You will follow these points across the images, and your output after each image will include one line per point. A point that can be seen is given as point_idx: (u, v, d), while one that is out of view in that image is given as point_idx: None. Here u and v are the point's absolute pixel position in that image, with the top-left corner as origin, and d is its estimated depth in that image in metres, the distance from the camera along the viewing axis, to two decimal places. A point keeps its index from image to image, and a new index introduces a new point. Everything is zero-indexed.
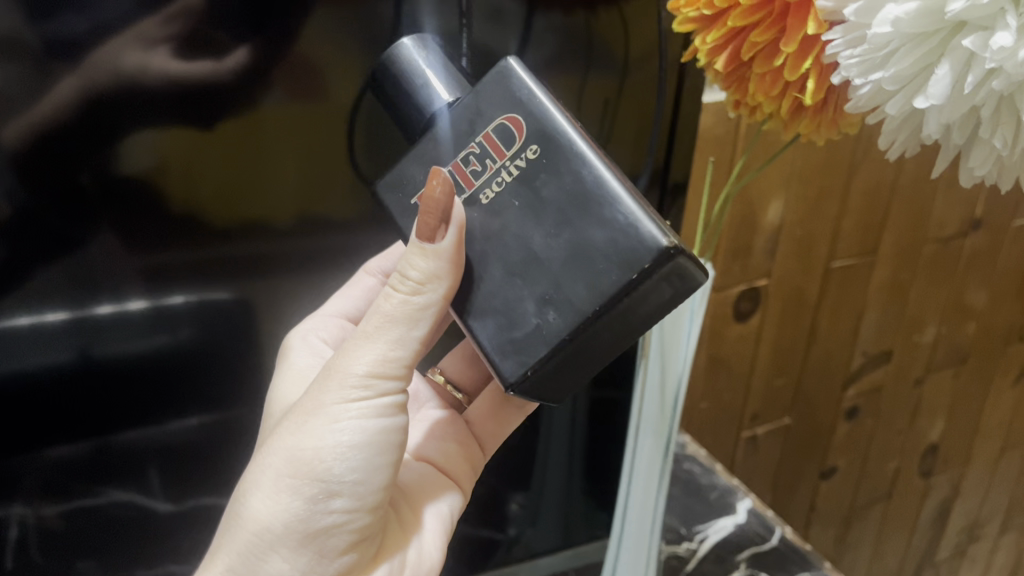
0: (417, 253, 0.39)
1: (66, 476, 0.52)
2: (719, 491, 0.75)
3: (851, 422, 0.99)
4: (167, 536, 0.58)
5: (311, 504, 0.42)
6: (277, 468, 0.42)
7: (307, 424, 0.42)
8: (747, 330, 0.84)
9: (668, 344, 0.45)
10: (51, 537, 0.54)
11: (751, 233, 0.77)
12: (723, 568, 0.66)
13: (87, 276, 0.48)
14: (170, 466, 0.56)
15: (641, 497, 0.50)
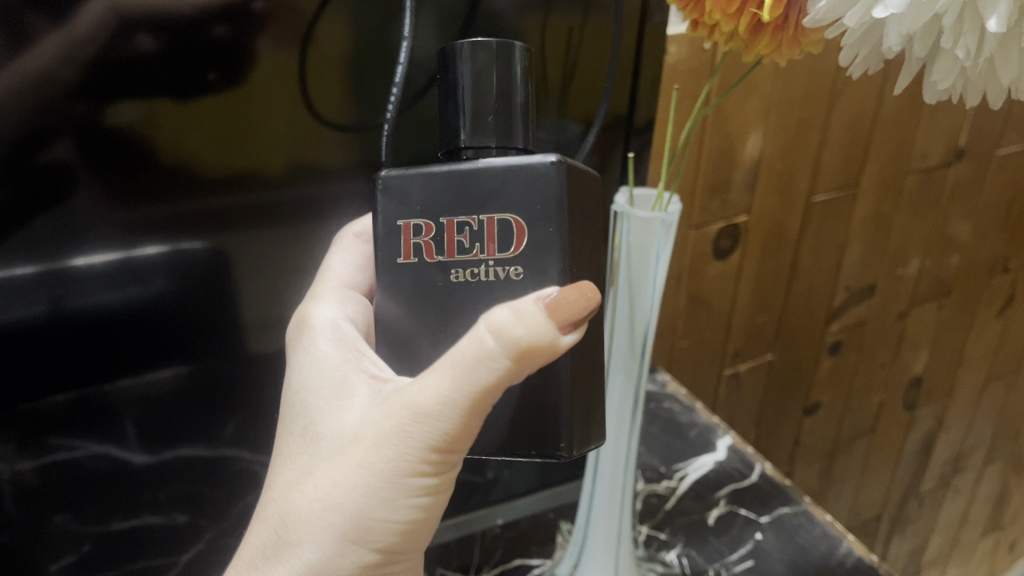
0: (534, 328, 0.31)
1: (42, 429, 0.51)
2: (698, 429, 0.74)
3: (834, 356, 0.99)
4: (146, 487, 0.57)
5: (364, 571, 0.34)
6: (340, 530, 0.33)
7: (378, 488, 0.33)
8: (726, 267, 0.83)
9: (635, 278, 0.44)
10: (27, 490, 0.53)
11: (729, 167, 0.75)
12: (702, 505, 0.66)
13: (59, 227, 0.47)
14: (148, 418, 0.55)
15: (612, 440, 0.50)
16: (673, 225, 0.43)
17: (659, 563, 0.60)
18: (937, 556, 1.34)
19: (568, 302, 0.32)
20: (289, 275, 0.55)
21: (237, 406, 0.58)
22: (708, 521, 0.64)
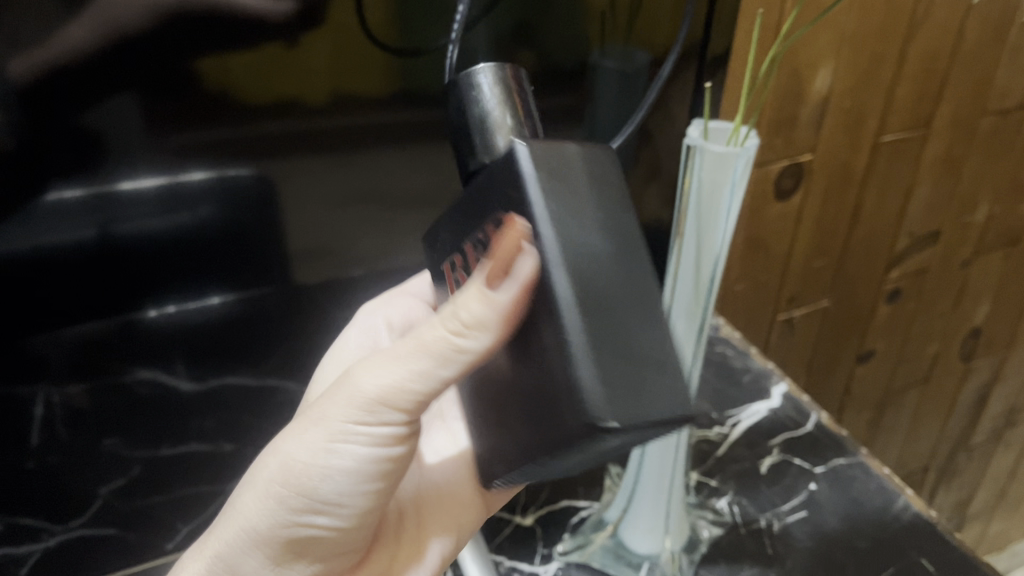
0: (476, 294, 0.29)
1: (92, 352, 0.51)
2: (752, 374, 0.72)
3: (891, 304, 0.96)
4: (192, 413, 0.57)
5: (290, 516, 0.37)
6: (270, 474, 0.37)
7: (308, 434, 0.36)
8: (787, 208, 0.79)
9: (704, 227, 0.42)
10: (78, 412, 0.53)
11: (796, 103, 0.72)
12: (755, 452, 0.65)
13: (105, 148, 0.45)
14: (194, 346, 0.54)
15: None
16: (751, 160, 0.40)
17: (709, 511, 0.59)
18: (982, 509, 1.32)
19: (505, 250, 0.28)
20: (339, 207, 0.53)
21: (283, 336, 0.57)
22: (760, 469, 0.63)
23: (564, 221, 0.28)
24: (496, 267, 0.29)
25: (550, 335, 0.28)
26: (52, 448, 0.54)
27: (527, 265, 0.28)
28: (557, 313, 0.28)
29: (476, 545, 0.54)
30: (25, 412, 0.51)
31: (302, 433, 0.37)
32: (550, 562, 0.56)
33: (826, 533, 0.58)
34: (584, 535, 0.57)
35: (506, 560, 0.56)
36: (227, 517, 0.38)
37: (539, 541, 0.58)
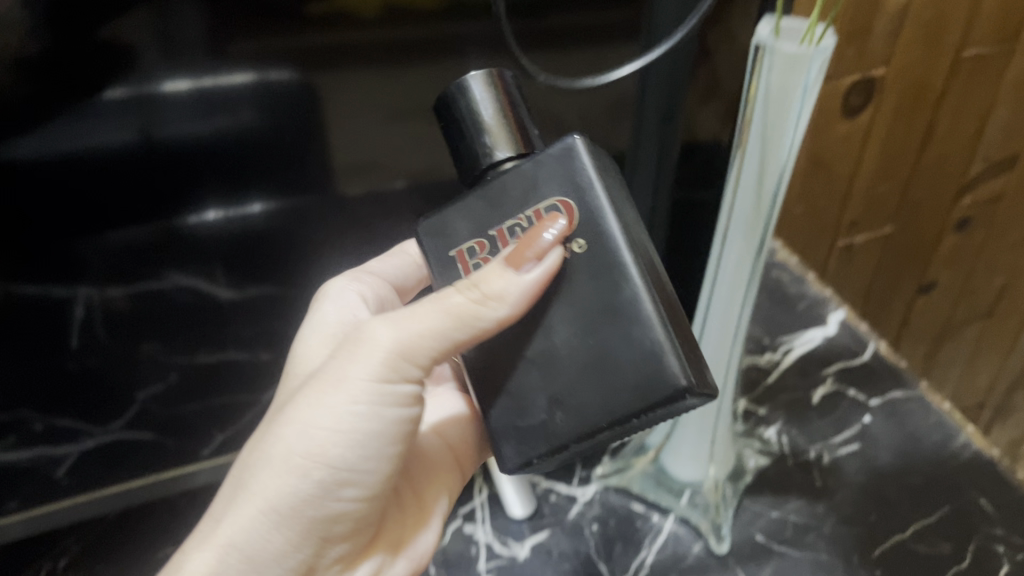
0: (498, 271, 0.33)
1: (130, 257, 0.48)
2: (808, 301, 0.69)
3: (960, 234, 0.90)
4: (232, 322, 0.53)
5: (319, 492, 0.36)
6: (290, 444, 0.35)
7: (323, 399, 0.35)
8: (854, 127, 0.75)
9: (769, 147, 0.39)
10: (118, 317, 0.50)
11: (873, 12, 0.67)
12: (807, 382, 0.62)
13: (138, 37, 0.40)
14: (236, 256, 0.50)
15: (720, 319, 0.47)
16: (826, 60, 0.36)
17: (756, 441, 0.58)
18: None
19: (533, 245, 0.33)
20: (386, 125, 0.46)
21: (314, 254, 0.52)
22: (812, 399, 0.61)
23: (622, 219, 0.34)
24: (530, 248, 0.33)
25: (583, 294, 0.33)
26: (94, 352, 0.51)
27: (556, 249, 0.33)
28: (627, 276, 0.33)
29: None
30: (65, 316, 0.48)
31: (325, 400, 0.35)
32: (588, 485, 0.56)
33: (878, 468, 0.55)
34: (625, 459, 0.56)
35: (544, 482, 0.56)
36: (237, 491, 0.36)
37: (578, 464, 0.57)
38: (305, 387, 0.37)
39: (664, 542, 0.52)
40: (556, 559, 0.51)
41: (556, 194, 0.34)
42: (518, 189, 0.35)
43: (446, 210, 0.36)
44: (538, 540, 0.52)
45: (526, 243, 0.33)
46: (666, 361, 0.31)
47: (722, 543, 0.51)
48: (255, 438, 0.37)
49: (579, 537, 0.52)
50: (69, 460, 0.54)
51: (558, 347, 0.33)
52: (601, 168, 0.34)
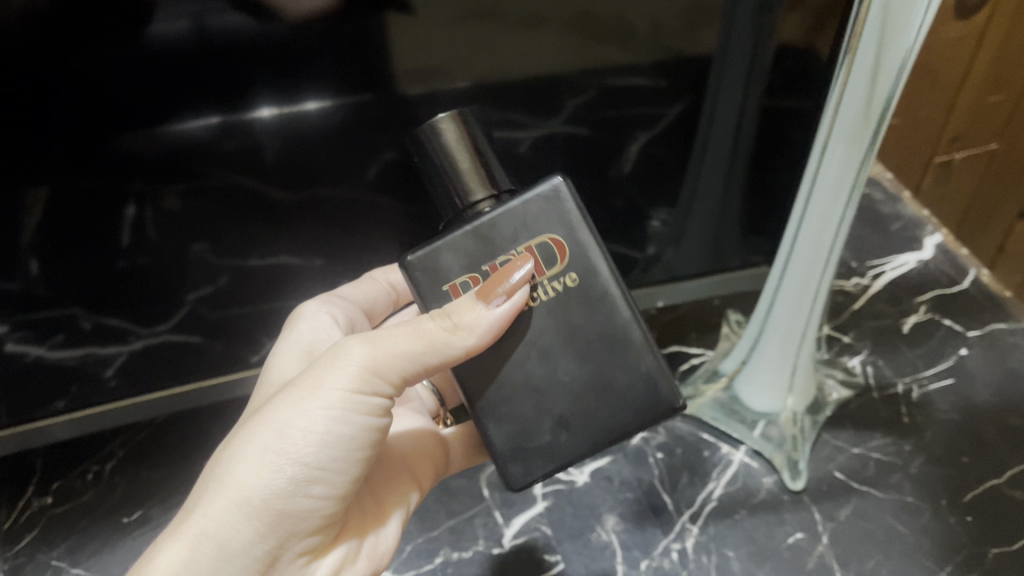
0: (469, 304, 0.33)
1: (182, 155, 0.43)
2: (903, 222, 0.63)
3: None
4: (293, 225, 0.48)
5: (291, 488, 0.32)
6: (263, 440, 0.32)
7: (297, 399, 0.33)
8: (966, 30, 0.67)
9: (887, 39, 0.34)
10: (169, 217, 0.46)
11: None
12: (898, 309, 0.57)
13: None
14: (294, 155, 0.45)
15: (812, 236, 0.42)
16: None
17: (839, 370, 0.53)
18: None
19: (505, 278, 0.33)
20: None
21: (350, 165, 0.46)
22: (903, 328, 0.56)
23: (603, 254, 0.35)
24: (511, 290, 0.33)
25: (576, 321, 0.34)
26: (141, 249, 0.47)
27: (523, 289, 0.33)
28: (620, 305, 0.34)
29: None
30: (115, 212, 0.44)
31: (302, 402, 0.33)
32: None
33: (974, 406, 0.51)
34: (695, 385, 0.52)
35: None
36: (206, 486, 0.32)
37: None
38: (281, 391, 0.34)
39: (734, 474, 0.48)
40: (617, 488, 0.48)
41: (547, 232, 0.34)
42: (512, 228, 0.34)
43: (438, 245, 0.34)
44: (599, 466, 0.49)
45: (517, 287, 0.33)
46: (659, 387, 0.34)
47: (797, 479, 0.47)
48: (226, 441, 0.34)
49: (643, 465, 0.49)
50: (116, 360, 0.51)
51: (550, 371, 0.34)
52: (580, 204, 0.35)
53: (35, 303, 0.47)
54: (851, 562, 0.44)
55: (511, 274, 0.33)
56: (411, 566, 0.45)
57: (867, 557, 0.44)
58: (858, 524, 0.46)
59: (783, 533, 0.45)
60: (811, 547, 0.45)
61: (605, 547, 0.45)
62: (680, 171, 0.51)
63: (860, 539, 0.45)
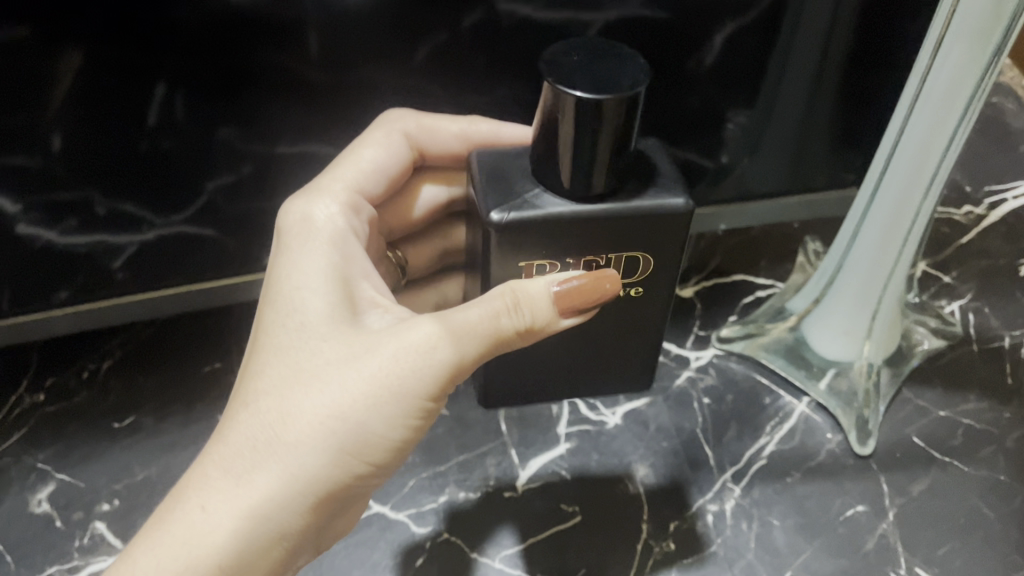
0: (540, 317, 0.30)
1: (220, 24, 0.35)
2: None
3: None
4: (334, 112, 0.40)
5: (346, 483, 0.30)
6: (330, 433, 0.29)
7: (371, 394, 0.29)
8: None
9: None
10: (203, 94, 0.38)
11: None
12: (1016, 248, 0.48)
13: None
14: (341, 32, 0.37)
15: (914, 154, 0.35)
16: None
17: (932, 316, 0.45)
18: None
19: (587, 292, 0.31)
20: None
21: (375, 67, 0.39)
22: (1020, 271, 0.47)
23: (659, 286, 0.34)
24: (584, 299, 0.31)
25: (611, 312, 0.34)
26: (166, 129, 0.39)
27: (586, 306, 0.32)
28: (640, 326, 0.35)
29: None
30: (142, 87, 0.37)
31: (383, 409, 0.29)
32: (705, 349, 0.45)
33: None
34: (757, 323, 0.45)
35: None
36: (263, 453, 0.29)
37: (695, 323, 0.46)
38: (353, 363, 0.30)
39: (792, 431, 0.42)
40: (653, 435, 0.42)
41: (637, 242, 0.31)
42: (617, 227, 0.30)
43: (541, 218, 0.30)
44: (634, 407, 0.43)
45: (585, 289, 0.31)
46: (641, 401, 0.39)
47: (866, 443, 0.40)
48: (276, 390, 0.30)
49: (686, 410, 0.43)
50: (125, 249, 0.44)
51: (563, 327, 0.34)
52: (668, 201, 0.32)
53: (40, 180, 0.39)
54: (919, 545, 0.37)
55: (579, 280, 0.31)
56: (411, 504, 0.40)
57: (938, 542, 0.37)
58: (933, 502, 0.39)
59: (840, 505, 0.39)
60: (872, 524, 0.38)
61: (631, 502, 0.40)
62: (772, 62, 0.42)
63: (932, 520, 0.38)
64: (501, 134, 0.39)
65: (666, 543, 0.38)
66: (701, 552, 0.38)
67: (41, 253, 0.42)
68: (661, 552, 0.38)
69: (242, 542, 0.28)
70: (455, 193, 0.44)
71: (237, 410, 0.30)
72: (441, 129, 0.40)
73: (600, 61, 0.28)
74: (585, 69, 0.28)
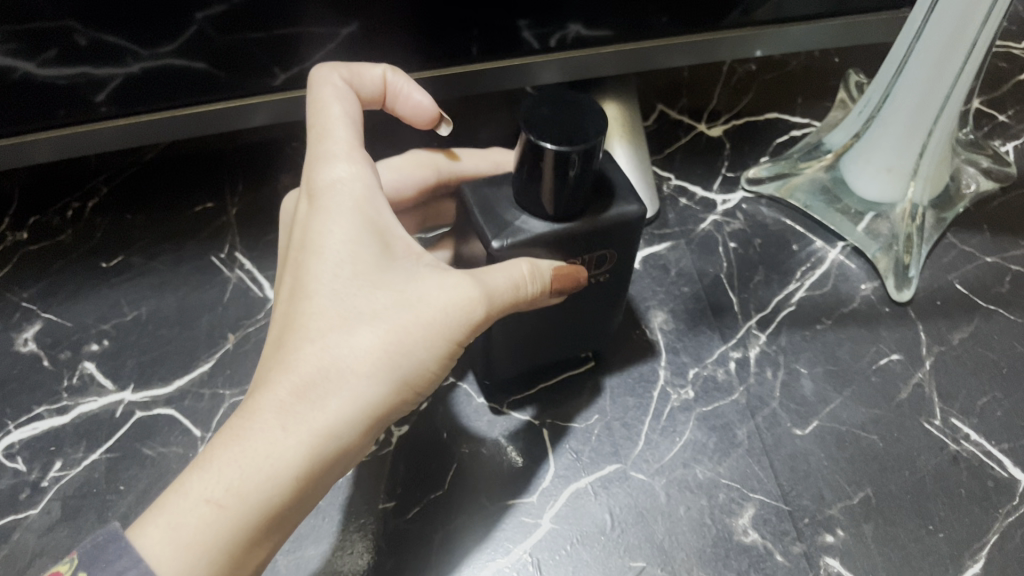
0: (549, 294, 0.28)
1: None
2: None
3: None
4: None
5: (397, 412, 0.27)
6: (392, 364, 0.26)
7: (431, 328, 0.26)
8: None
9: None
10: None
11: None
12: None
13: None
14: None
15: None
16: None
17: (986, 154, 0.42)
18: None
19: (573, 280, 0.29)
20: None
21: None
22: None
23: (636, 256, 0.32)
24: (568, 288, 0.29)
25: (601, 289, 0.32)
26: None
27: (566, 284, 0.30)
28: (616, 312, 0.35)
29: (636, 150, 0.42)
30: None
31: (441, 344, 0.27)
32: (733, 191, 0.43)
33: None
34: (791, 161, 0.42)
35: (675, 179, 0.43)
36: (335, 376, 0.25)
37: (723, 164, 0.44)
38: (412, 295, 0.27)
39: (824, 276, 0.39)
40: (673, 281, 0.39)
41: (610, 248, 0.30)
42: (595, 244, 0.29)
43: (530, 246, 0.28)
44: (656, 251, 0.40)
45: (570, 276, 0.28)
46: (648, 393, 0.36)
47: (904, 290, 0.38)
48: (333, 315, 0.26)
49: (710, 255, 0.40)
50: (110, 82, 0.36)
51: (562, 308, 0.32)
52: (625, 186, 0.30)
53: (14, 8, 0.31)
54: (957, 396, 0.35)
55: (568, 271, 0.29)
56: None
57: (978, 393, 0.35)
58: (974, 351, 0.36)
59: (873, 354, 0.36)
60: (906, 373, 0.36)
61: (646, 349, 0.37)
62: None
63: (972, 370, 0.36)
64: (406, 100, 0.32)
65: (684, 391, 0.36)
66: (722, 400, 0.35)
67: (15, 85, 0.35)
68: (679, 399, 0.36)
69: (319, 465, 0.24)
70: (441, 168, 0.39)
71: (292, 331, 0.26)
72: (366, 72, 0.32)
73: (565, 112, 0.26)
74: (550, 116, 0.26)
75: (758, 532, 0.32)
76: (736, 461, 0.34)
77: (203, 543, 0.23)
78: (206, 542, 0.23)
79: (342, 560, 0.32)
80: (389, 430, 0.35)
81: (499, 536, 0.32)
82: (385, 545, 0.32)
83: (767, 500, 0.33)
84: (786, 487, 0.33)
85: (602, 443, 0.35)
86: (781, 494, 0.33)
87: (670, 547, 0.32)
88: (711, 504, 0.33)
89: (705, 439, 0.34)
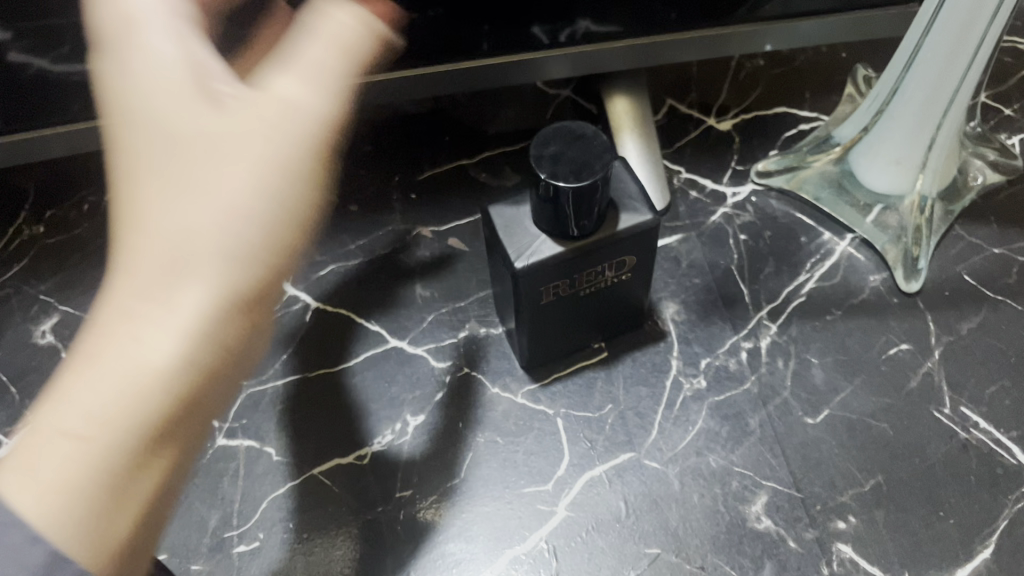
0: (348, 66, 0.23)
1: None
2: None
3: None
4: None
5: (280, 278, 0.21)
6: (258, 211, 0.21)
7: (277, 134, 0.21)
8: None
9: None
10: None
11: None
12: None
13: None
14: None
15: None
16: None
17: (992, 147, 0.42)
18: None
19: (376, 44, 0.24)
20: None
21: None
22: None
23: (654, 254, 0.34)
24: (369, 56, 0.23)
25: (620, 286, 0.34)
26: None
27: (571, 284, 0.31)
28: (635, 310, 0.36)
29: (645, 147, 0.43)
30: None
31: (299, 171, 0.22)
32: (742, 184, 0.43)
33: None
34: (799, 154, 0.43)
35: (685, 173, 0.44)
36: (203, 240, 0.20)
37: (733, 157, 0.44)
38: (273, 97, 0.22)
39: (833, 267, 0.39)
40: (684, 272, 0.40)
41: (630, 253, 0.32)
42: (615, 250, 0.31)
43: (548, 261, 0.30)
44: (667, 243, 0.41)
45: (381, 42, 0.23)
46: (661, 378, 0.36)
47: (912, 281, 0.38)
48: (183, 178, 0.21)
49: (721, 247, 0.40)
50: None
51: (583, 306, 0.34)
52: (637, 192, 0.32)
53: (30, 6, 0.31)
54: (966, 385, 0.36)
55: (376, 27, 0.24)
56: (431, 338, 0.38)
57: (987, 381, 0.36)
58: (983, 341, 0.37)
59: (883, 343, 0.37)
60: (916, 362, 0.36)
61: (658, 339, 0.38)
62: None
63: (980, 359, 0.36)
64: None
65: (697, 380, 0.36)
66: (734, 389, 0.36)
67: (30, 82, 0.35)
68: (692, 389, 0.36)
69: (199, 364, 0.19)
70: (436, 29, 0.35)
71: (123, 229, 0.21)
72: None
73: (572, 146, 0.28)
74: (560, 153, 0.28)
75: (770, 519, 0.33)
76: (749, 449, 0.34)
77: (66, 479, 0.18)
78: (64, 477, 0.18)
79: (361, 546, 0.33)
80: (406, 419, 0.36)
81: (516, 524, 0.33)
82: (404, 533, 0.33)
83: (779, 488, 0.33)
84: (797, 475, 0.34)
85: (616, 431, 0.35)
86: (793, 482, 0.34)
87: (684, 533, 0.33)
88: (723, 492, 0.33)
89: (717, 427, 0.35)
